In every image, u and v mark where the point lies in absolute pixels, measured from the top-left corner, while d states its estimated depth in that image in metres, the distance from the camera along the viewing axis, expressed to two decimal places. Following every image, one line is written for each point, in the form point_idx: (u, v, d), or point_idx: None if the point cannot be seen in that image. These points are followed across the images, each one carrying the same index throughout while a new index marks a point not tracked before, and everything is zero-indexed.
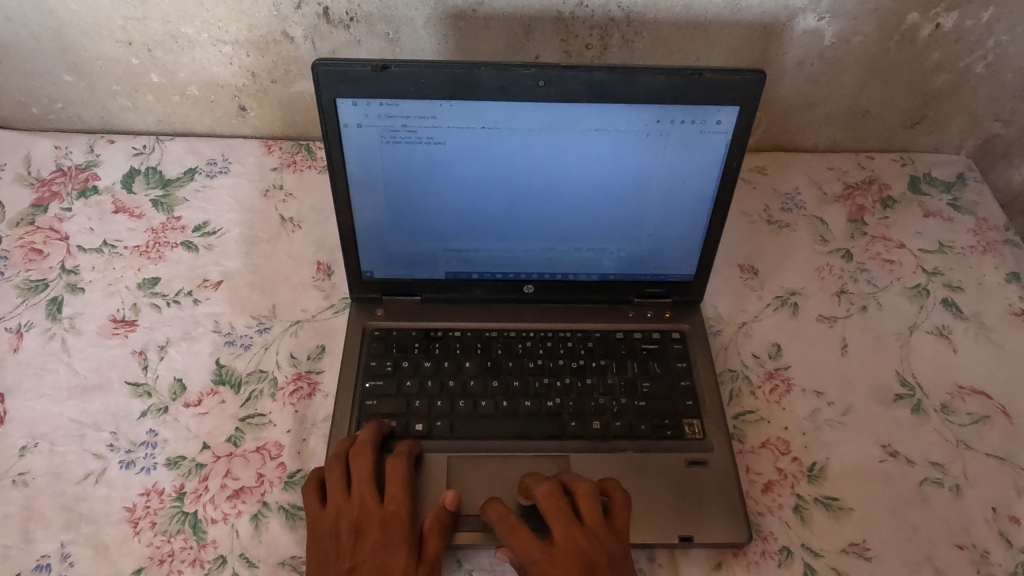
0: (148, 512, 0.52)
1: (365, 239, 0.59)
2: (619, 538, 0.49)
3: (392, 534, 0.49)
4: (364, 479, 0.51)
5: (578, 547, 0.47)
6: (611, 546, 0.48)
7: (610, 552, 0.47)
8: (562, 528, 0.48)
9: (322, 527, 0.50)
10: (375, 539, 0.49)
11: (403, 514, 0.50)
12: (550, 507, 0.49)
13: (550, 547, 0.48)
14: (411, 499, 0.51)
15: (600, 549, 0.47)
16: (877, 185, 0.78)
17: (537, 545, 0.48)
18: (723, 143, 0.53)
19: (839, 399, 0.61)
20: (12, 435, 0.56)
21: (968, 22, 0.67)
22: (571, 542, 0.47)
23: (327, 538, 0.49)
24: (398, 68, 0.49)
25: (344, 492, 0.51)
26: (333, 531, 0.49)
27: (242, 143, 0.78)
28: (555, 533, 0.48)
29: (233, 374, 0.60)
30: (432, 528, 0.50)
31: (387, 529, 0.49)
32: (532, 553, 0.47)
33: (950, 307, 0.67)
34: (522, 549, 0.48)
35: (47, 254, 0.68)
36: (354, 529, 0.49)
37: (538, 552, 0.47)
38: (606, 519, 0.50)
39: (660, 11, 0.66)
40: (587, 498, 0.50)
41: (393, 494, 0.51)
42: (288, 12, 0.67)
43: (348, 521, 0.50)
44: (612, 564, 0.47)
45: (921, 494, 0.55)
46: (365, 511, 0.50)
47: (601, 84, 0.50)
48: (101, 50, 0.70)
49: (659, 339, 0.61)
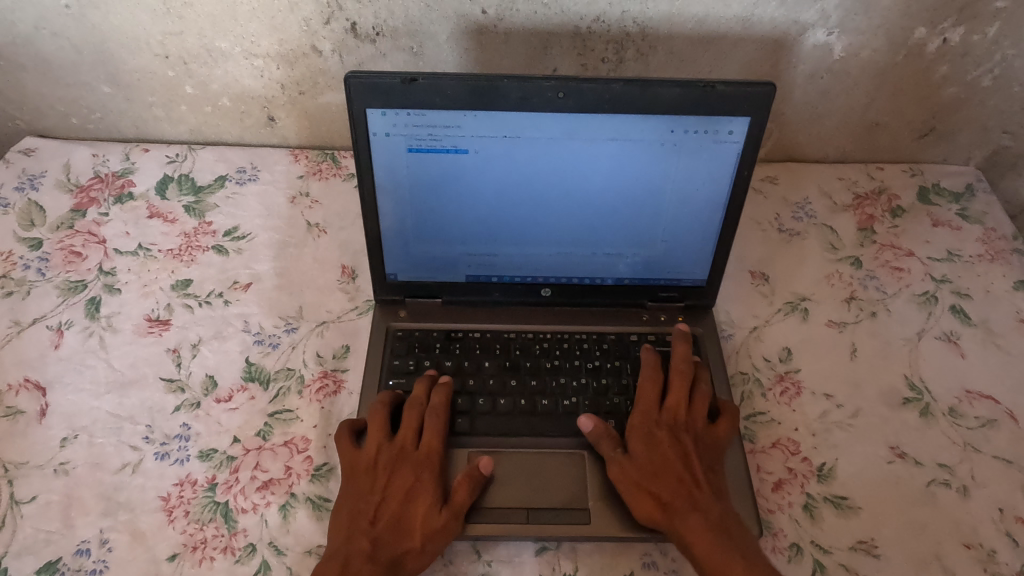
0: (181, 501, 0.55)
1: (390, 244, 0.61)
2: (710, 432, 0.57)
3: (421, 476, 0.53)
4: (409, 426, 0.56)
5: (680, 416, 0.57)
6: (700, 435, 0.56)
7: (700, 437, 0.56)
8: (677, 399, 0.58)
9: (361, 461, 0.55)
10: (407, 478, 0.54)
11: (435, 460, 0.54)
12: (680, 381, 0.59)
13: (659, 408, 0.57)
14: (444, 447, 0.56)
15: (690, 431, 0.56)
16: (886, 196, 0.79)
17: (654, 398, 0.58)
18: (735, 152, 0.56)
19: (848, 402, 0.62)
20: (53, 428, 0.59)
21: (975, 37, 0.69)
22: (676, 414, 0.57)
23: (362, 474, 0.54)
24: (426, 80, 0.52)
25: (387, 436, 0.56)
26: (370, 467, 0.54)
27: (271, 153, 0.82)
28: (668, 398, 0.58)
29: (262, 372, 0.63)
30: (460, 481, 0.53)
31: (419, 472, 0.54)
32: (647, 402, 0.57)
33: (959, 314, 0.69)
34: (640, 393, 0.58)
35: (86, 256, 0.71)
36: (390, 467, 0.54)
37: (651, 404, 0.57)
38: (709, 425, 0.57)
39: (674, 26, 0.69)
40: (699, 396, 0.58)
41: (427, 440, 0.55)
42: (318, 27, 0.70)
43: (385, 460, 0.55)
44: (698, 446, 0.56)
45: (929, 494, 0.57)
46: (403, 452, 0.55)
47: (618, 96, 0.53)
48: (139, 63, 0.74)
49: (672, 342, 0.63)
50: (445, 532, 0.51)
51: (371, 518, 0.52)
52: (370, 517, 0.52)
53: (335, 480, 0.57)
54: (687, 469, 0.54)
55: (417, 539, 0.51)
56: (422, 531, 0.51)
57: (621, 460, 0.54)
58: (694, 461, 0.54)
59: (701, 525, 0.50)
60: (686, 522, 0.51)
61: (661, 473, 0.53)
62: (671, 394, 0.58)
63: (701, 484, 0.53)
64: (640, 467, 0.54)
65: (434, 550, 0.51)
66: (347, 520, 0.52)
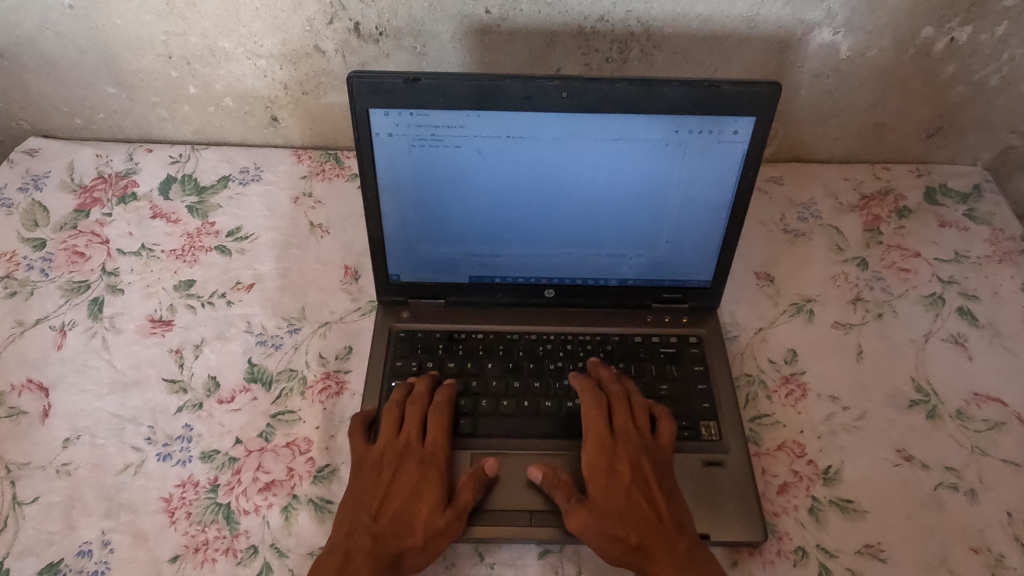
0: (183, 502, 0.55)
1: (392, 244, 0.61)
2: (660, 449, 0.56)
3: (426, 474, 0.53)
4: (414, 421, 0.55)
5: (632, 439, 0.55)
6: (655, 455, 0.55)
7: (655, 457, 0.55)
8: (625, 421, 0.56)
9: (368, 457, 0.55)
10: (412, 474, 0.53)
11: (440, 459, 0.54)
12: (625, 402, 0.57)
13: (611, 437, 0.55)
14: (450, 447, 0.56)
15: (646, 453, 0.54)
16: (892, 196, 0.79)
17: (603, 428, 0.55)
18: (739, 153, 0.55)
19: (854, 404, 0.62)
20: (56, 428, 0.59)
21: (982, 36, 0.68)
22: (630, 441, 0.55)
23: (368, 469, 0.54)
24: (429, 80, 0.52)
25: (394, 432, 0.56)
26: (376, 463, 0.54)
27: (274, 153, 0.82)
28: (615, 422, 0.56)
29: (264, 373, 0.63)
30: (465, 481, 0.53)
31: (424, 471, 0.53)
32: (596, 435, 0.55)
33: (966, 316, 0.68)
34: (585, 428, 0.56)
35: (89, 257, 0.71)
36: (395, 463, 0.54)
37: (600, 433, 0.55)
38: (654, 436, 0.56)
39: (678, 26, 0.69)
40: (643, 407, 0.57)
41: (432, 438, 0.55)
42: (321, 27, 0.70)
43: (390, 456, 0.54)
44: (656, 467, 0.54)
45: (936, 497, 0.56)
46: (408, 449, 0.55)
47: (621, 96, 0.52)
48: (142, 63, 0.74)
49: (677, 343, 0.63)
50: (447, 532, 0.51)
51: (374, 513, 0.51)
52: (372, 513, 0.51)
53: (337, 482, 0.56)
54: (649, 503, 0.52)
55: (419, 536, 0.50)
56: (424, 531, 0.50)
57: (580, 510, 0.51)
58: (656, 493, 0.52)
59: (672, 563, 0.49)
60: (657, 561, 0.49)
61: (626, 513, 0.51)
62: (615, 417, 0.56)
63: (664, 517, 0.51)
64: (601, 513, 0.51)
65: (435, 550, 0.50)
66: (350, 514, 0.51)
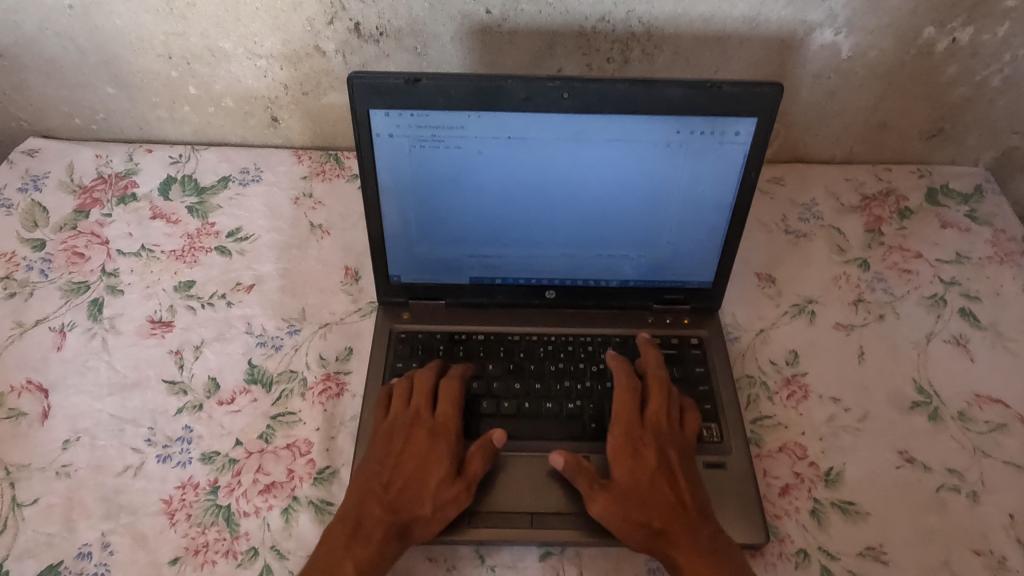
0: (183, 504, 0.55)
1: (393, 245, 0.61)
2: (685, 437, 0.56)
3: (436, 444, 0.54)
4: (423, 393, 0.56)
5: (662, 425, 0.55)
6: (681, 443, 0.55)
7: (681, 445, 0.55)
8: (658, 407, 0.56)
9: (380, 428, 0.55)
10: (422, 444, 0.54)
11: (450, 429, 0.54)
12: (658, 389, 0.57)
13: (642, 423, 0.55)
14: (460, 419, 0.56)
15: (672, 440, 0.54)
16: (894, 197, 0.79)
17: (635, 413, 0.55)
18: (741, 153, 0.55)
19: (856, 405, 0.62)
20: (55, 430, 0.58)
21: (984, 36, 0.68)
22: (659, 428, 0.55)
23: (381, 439, 0.55)
24: (429, 81, 0.51)
25: (405, 404, 0.56)
26: (387, 434, 0.55)
27: (274, 153, 0.81)
28: (648, 408, 0.56)
29: (265, 374, 0.63)
30: (474, 451, 0.53)
31: (435, 441, 0.54)
32: (627, 419, 0.55)
33: (968, 317, 0.68)
34: (618, 412, 0.56)
35: (88, 258, 0.71)
36: (405, 433, 0.54)
37: (632, 418, 0.55)
38: (682, 427, 0.56)
39: (680, 26, 0.68)
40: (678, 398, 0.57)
41: (443, 410, 0.55)
42: (321, 27, 0.70)
43: (401, 427, 0.55)
44: (681, 456, 0.54)
45: (939, 500, 0.56)
46: (418, 419, 0.55)
47: (622, 96, 0.52)
48: (142, 64, 0.74)
49: (677, 344, 0.63)
50: (457, 502, 0.51)
51: (385, 482, 0.52)
52: (384, 482, 0.52)
53: (337, 483, 0.56)
54: (673, 488, 0.52)
55: (428, 505, 0.50)
56: (434, 499, 0.51)
57: (602, 496, 0.51)
58: (679, 480, 0.52)
59: (692, 547, 0.49)
60: (678, 545, 0.49)
61: (648, 498, 0.51)
62: (649, 404, 0.56)
63: (687, 503, 0.51)
64: (625, 498, 0.51)
65: (443, 519, 0.51)
66: (361, 483, 0.52)
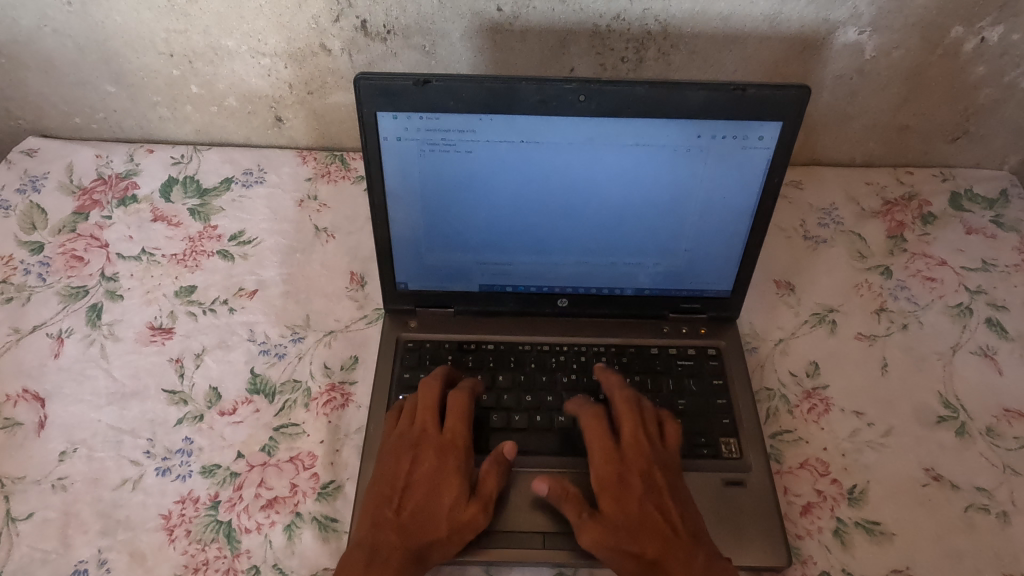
0: (182, 520, 0.53)
1: (400, 252, 0.59)
2: (669, 453, 0.53)
3: (446, 462, 0.51)
4: (429, 408, 0.54)
5: (640, 446, 0.52)
6: (666, 462, 0.52)
7: (666, 463, 0.52)
8: (631, 429, 0.53)
9: (386, 447, 0.53)
10: (432, 463, 0.51)
11: (460, 445, 0.52)
12: (627, 408, 0.54)
13: (619, 447, 0.52)
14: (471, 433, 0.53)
15: (656, 459, 0.52)
16: (916, 202, 0.76)
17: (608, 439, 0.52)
18: (765, 158, 0.53)
19: (880, 420, 0.59)
20: (52, 440, 0.57)
21: (1014, 36, 0.66)
22: (640, 449, 0.52)
23: (386, 459, 0.52)
24: (440, 82, 0.49)
25: (410, 419, 0.54)
26: (393, 452, 0.53)
27: (278, 154, 0.80)
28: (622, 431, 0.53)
29: (267, 384, 0.61)
30: (489, 470, 0.51)
31: (444, 459, 0.52)
32: (603, 447, 0.52)
33: (994, 328, 0.65)
34: (590, 442, 0.53)
35: (87, 261, 0.69)
36: (413, 451, 0.52)
37: (608, 445, 0.52)
38: (664, 441, 0.53)
39: (698, 24, 0.66)
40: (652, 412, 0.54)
41: (451, 426, 0.53)
42: (327, 25, 0.67)
43: (407, 444, 0.53)
44: (667, 474, 0.51)
45: (967, 520, 0.54)
46: (424, 436, 0.53)
47: (643, 99, 0.50)
48: (143, 62, 0.72)
49: (695, 355, 0.60)
50: (474, 525, 0.49)
51: (396, 507, 0.50)
52: (395, 506, 0.50)
53: (342, 499, 0.54)
54: (662, 514, 0.49)
55: (444, 529, 0.49)
56: (449, 523, 0.49)
57: (592, 525, 0.49)
58: (669, 505, 0.49)
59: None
60: None
61: (639, 528, 0.48)
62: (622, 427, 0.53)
63: (678, 527, 0.48)
64: (615, 528, 0.48)
65: (460, 541, 0.49)
66: (373, 507, 0.50)
